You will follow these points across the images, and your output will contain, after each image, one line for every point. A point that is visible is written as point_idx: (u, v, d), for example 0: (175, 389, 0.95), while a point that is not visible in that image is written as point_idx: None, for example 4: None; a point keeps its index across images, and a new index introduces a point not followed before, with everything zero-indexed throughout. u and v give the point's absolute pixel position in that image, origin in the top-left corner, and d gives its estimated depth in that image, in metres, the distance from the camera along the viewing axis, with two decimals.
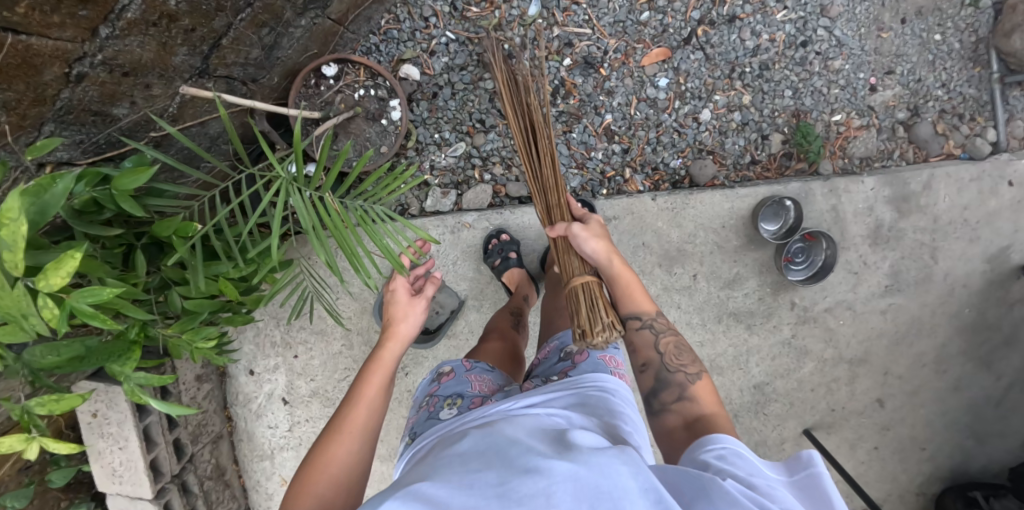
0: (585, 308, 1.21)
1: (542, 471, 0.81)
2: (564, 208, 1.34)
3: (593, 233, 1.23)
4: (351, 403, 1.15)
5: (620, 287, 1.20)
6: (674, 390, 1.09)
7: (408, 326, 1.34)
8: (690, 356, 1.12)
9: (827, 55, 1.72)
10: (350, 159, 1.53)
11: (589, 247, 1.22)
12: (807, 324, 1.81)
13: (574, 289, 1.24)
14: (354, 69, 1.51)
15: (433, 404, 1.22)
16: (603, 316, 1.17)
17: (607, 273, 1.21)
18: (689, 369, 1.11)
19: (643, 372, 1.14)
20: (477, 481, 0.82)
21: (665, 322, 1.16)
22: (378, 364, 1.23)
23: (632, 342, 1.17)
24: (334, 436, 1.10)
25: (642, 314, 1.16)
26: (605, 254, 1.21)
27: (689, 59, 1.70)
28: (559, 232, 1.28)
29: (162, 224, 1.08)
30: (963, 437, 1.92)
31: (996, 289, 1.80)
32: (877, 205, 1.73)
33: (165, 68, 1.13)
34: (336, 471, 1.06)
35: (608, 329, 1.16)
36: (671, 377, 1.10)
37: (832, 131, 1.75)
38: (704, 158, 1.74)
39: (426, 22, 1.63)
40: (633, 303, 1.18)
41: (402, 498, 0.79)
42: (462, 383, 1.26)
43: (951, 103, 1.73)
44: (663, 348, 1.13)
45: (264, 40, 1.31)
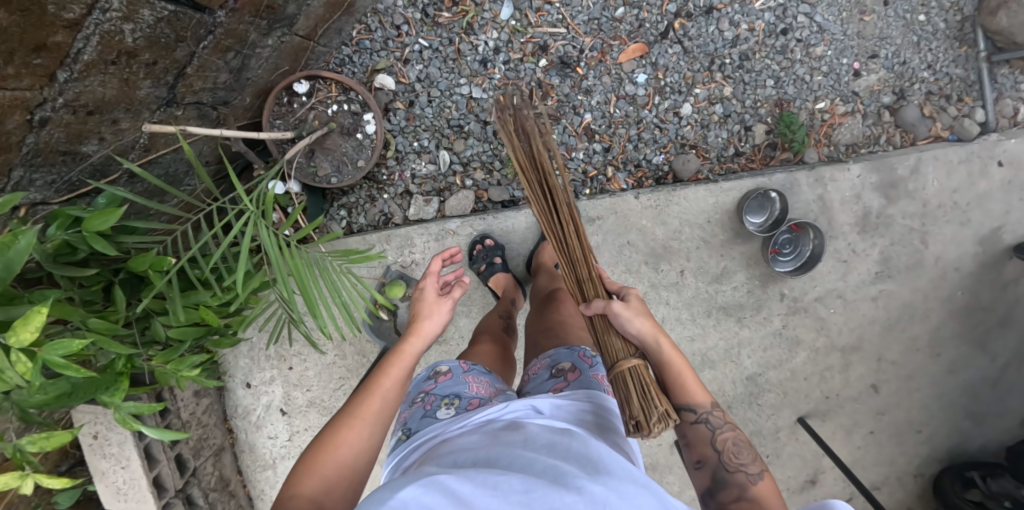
0: (637, 397, 1.07)
1: (570, 489, 0.86)
2: (597, 282, 1.20)
3: (637, 312, 1.12)
4: (369, 390, 1.10)
5: (672, 376, 1.09)
6: (732, 490, 1.04)
7: (434, 324, 1.24)
8: (749, 453, 1.07)
9: (808, 42, 1.69)
10: (328, 176, 1.53)
11: (634, 327, 1.11)
12: (798, 314, 1.79)
13: (620, 375, 1.11)
14: (325, 85, 1.51)
15: (429, 402, 1.19)
16: (659, 404, 1.05)
17: (655, 358, 1.10)
18: (751, 468, 1.06)
19: (698, 467, 1.08)
20: (503, 483, 0.86)
21: (721, 416, 1.09)
22: (401, 355, 1.17)
23: (686, 435, 1.09)
24: (344, 428, 1.05)
25: (697, 408, 1.08)
26: (651, 334, 1.10)
27: (667, 53, 1.68)
28: (597, 310, 1.16)
29: (137, 259, 1.09)
30: (959, 419, 1.87)
31: (989, 271, 1.77)
32: (865, 193, 1.71)
33: (131, 102, 1.13)
34: (346, 456, 1.03)
35: (665, 420, 1.04)
36: (728, 477, 1.06)
37: (817, 119, 1.72)
38: (687, 153, 1.72)
39: (398, 31, 1.62)
40: (688, 396, 1.08)
41: (430, 488, 0.85)
42: (459, 384, 1.22)
43: (938, 85, 1.72)
44: (721, 445, 1.08)
45: (231, 63, 1.30)
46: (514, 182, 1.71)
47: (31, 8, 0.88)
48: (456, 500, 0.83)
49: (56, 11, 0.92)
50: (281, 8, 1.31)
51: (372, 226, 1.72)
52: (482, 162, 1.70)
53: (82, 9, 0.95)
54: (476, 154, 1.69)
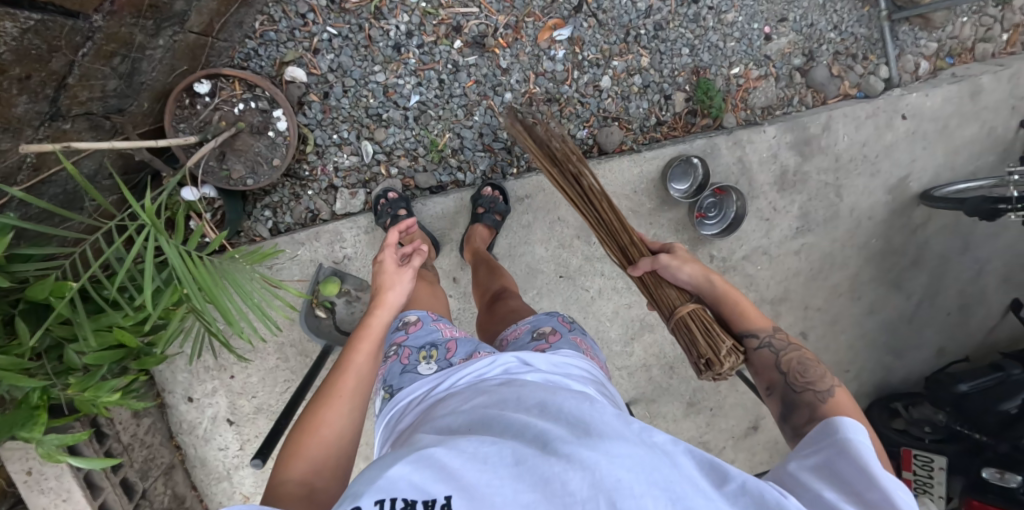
0: (702, 335, 1.15)
1: (561, 457, 0.79)
2: (640, 245, 1.27)
3: (683, 260, 1.18)
4: (344, 368, 1.05)
5: (732, 306, 1.14)
6: (803, 410, 1.00)
7: (398, 294, 1.17)
8: (818, 370, 1.04)
9: (720, 9, 1.72)
10: (244, 178, 1.47)
11: (686, 273, 1.18)
12: (727, 273, 1.83)
13: (681, 320, 1.18)
14: (228, 83, 1.43)
15: (405, 355, 1.15)
16: (724, 340, 1.12)
17: (712, 296, 1.16)
18: (820, 386, 1.01)
19: (768, 395, 1.07)
20: (493, 455, 0.81)
21: (785, 339, 1.09)
22: (368, 329, 1.11)
23: (754, 367, 1.10)
24: (321, 408, 1.01)
25: (759, 333, 1.10)
26: (703, 275, 1.17)
27: (583, 26, 1.66)
28: (644, 268, 1.23)
29: (35, 287, 1.02)
30: (881, 354, 1.95)
31: (899, 217, 1.86)
32: (781, 152, 1.76)
33: (7, 121, 1.06)
34: (328, 436, 0.99)
35: (733, 354, 1.11)
36: (798, 398, 1.02)
37: (732, 84, 1.76)
38: (609, 126, 1.72)
39: (304, 19, 1.55)
40: (745, 323, 1.12)
41: (417, 463, 0.79)
42: (431, 332, 1.20)
43: (844, 45, 1.79)
44: (785, 367, 1.06)
45: (119, 69, 1.23)
46: (439, 166, 1.68)
47: None
48: (444, 475, 0.78)
49: None
50: (167, 5, 1.24)
51: (300, 224, 1.68)
52: (405, 150, 1.66)
53: None
54: (398, 142, 1.65)
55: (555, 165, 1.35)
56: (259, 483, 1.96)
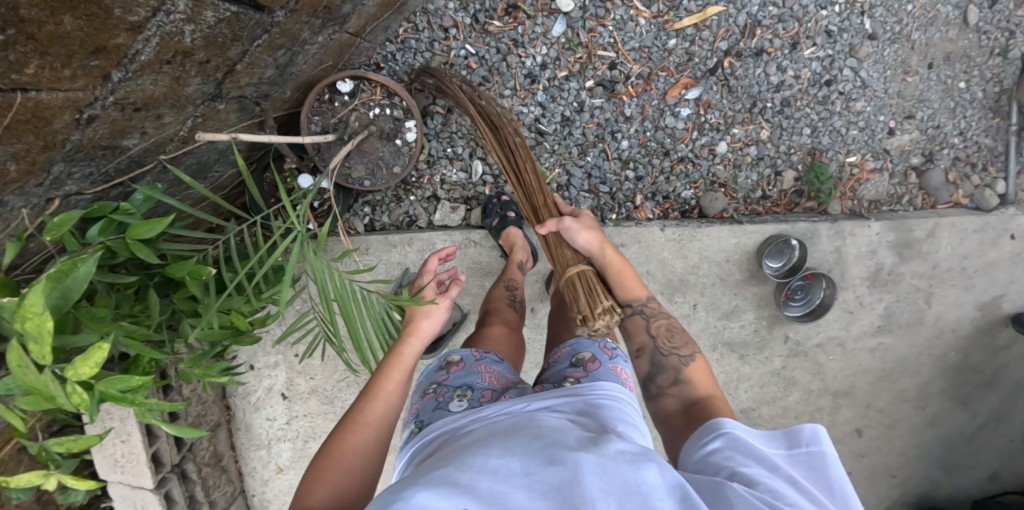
0: (584, 295, 1.27)
1: (570, 465, 0.82)
2: (552, 208, 1.40)
3: (583, 226, 1.33)
4: (371, 396, 1.09)
5: (613, 276, 1.31)
6: (712, 432, 1.12)
7: (432, 322, 1.23)
8: (681, 338, 1.23)
9: (850, 96, 1.70)
10: (361, 179, 1.49)
11: (581, 238, 1.32)
12: (797, 357, 1.84)
13: (570, 279, 1.31)
14: (370, 87, 1.47)
15: (441, 393, 1.18)
16: (602, 299, 1.24)
17: (600, 262, 1.32)
18: (683, 351, 1.21)
19: (637, 357, 1.24)
20: (504, 468, 0.83)
21: (656, 307, 1.28)
22: (400, 358, 1.16)
23: (627, 327, 1.27)
24: (347, 434, 1.05)
25: (635, 299, 1.28)
26: (597, 243, 1.32)
27: (712, 89, 1.66)
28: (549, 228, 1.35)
29: (174, 265, 1.06)
30: (933, 467, 1.92)
31: (983, 336, 1.83)
32: (880, 250, 1.76)
33: (177, 98, 1.10)
34: (351, 461, 1.02)
35: (608, 312, 1.23)
36: (663, 361, 1.20)
37: (845, 172, 1.75)
38: (715, 191, 1.72)
39: (445, 34, 1.58)
40: (626, 291, 1.29)
41: (431, 482, 0.80)
42: (471, 374, 1.22)
43: (966, 152, 1.76)
44: (655, 331, 1.24)
45: (279, 60, 1.27)
46: None
47: (97, 11, 0.84)
48: (456, 486, 0.79)
49: (122, 14, 0.87)
50: (337, 8, 1.27)
51: (395, 226, 1.70)
52: None
53: (147, 12, 0.90)
54: None
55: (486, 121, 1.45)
56: (295, 459, 1.96)
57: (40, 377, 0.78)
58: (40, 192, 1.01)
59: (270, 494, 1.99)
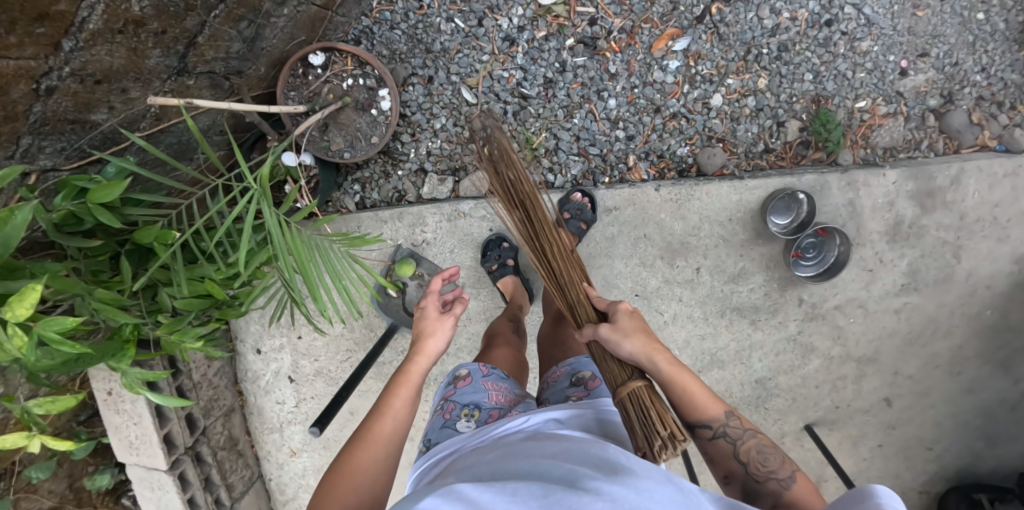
0: (638, 422, 1.02)
1: (589, 490, 0.80)
2: (586, 305, 1.17)
3: (624, 333, 1.06)
4: (378, 414, 1.06)
5: (682, 395, 1.03)
6: (767, 499, 0.97)
7: (438, 342, 1.17)
8: (777, 458, 0.99)
9: (854, 35, 1.60)
10: (341, 151, 1.51)
11: (626, 349, 1.05)
12: (815, 320, 1.73)
13: (621, 401, 1.05)
14: (341, 58, 1.46)
15: (449, 410, 1.16)
16: (660, 431, 0.99)
17: (656, 377, 1.04)
18: (781, 473, 0.98)
19: (726, 482, 1.02)
20: (523, 489, 0.80)
21: (742, 423, 1.02)
22: (407, 376, 1.12)
23: (707, 452, 1.03)
24: (354, 454, 1.02)
25: (714, 422, 1.01)
26: (645, 354, 1.04)
27: (701, 39, 1.58)
28: (586, 336, 1.12)
29: (142, 231, 1.07)
30: (973, 439, 1.78)
31: (1021, 291, 1.70)
32: (899, 200, 1.64)
33: (140, 71, 1.12)
34: (361, 481, 1.00)
35: (669, 446, 0.99)
36: (759, 487, 0.98)
37: (855, 118, 1.64)
38: (713, 146, 1.63)
39: (419, 3, 1.57)
40: (699, 411, 1.02)
41: (446, 497, 0.79)
42: (478, 392, 1.19)
43: (990, 90, 1.64)
44: (744, 456, 1.00)
45: (244, 33, 1.28)
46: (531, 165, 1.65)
47: None
48: None
49: None
50: None
51: (385, 203, 1.70)
52: None
53: None
54: None
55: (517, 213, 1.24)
56: (307, 442, 1.97)
57: None
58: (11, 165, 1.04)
59: (286, 478, 2.00)
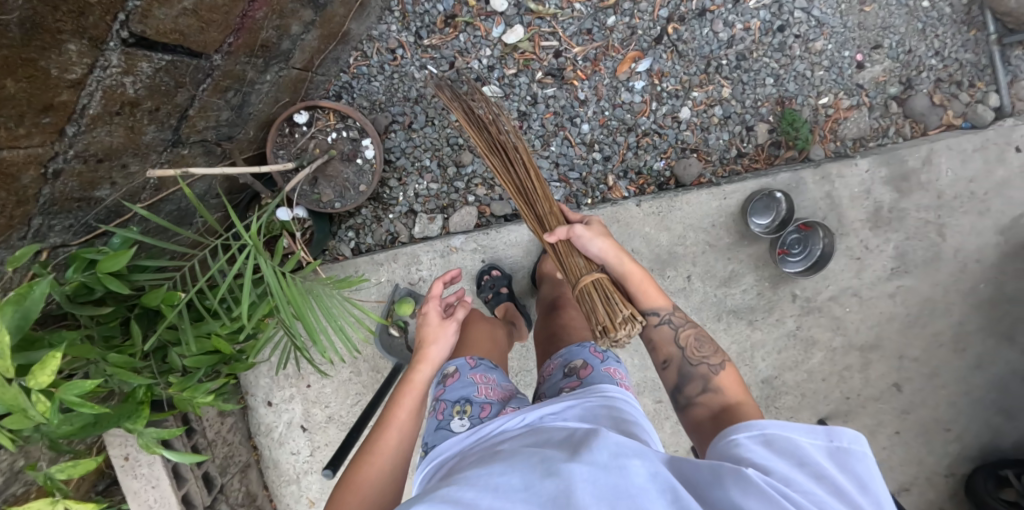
0: (602, 304, 1.14)
1: (563, 472, 0.80)
2: (557, 215, 1.27)
3: (597, 233, 1.17)
4: (383, 427, 1.10)
5: (634, 285, 1.14)
6: (698, 382, 1.07)
7: (440, 349, 1.24)
8: (711, 347, 1.10)
9: (808, 37, 1.67)
10: (332, 201, 1.58)
11: (595, 245, 1.17)
12: (811, 314, 1.75)
13: (583, 290, 1.17)
14: (324, 115, 1.56)
15: (441, 410, 1.15)
16: (622, 309, 1.11)
17: (617, 272, 1.15)
18: (713, 360, 1.08)
19: (665, 367, 1.12)
20: (503, 484, 0.81)
21: (683, 316, 1.13)
22: (410, 385, 1.17)
23: (650, 338, 1.13)
24: (362, 469, 1.06)
25: (657, 309, 1.13)
26: (611, 252, 1.15)
27: (662, 58, 1.66)
28: (558, 235, 1.21)
29: (149, 294, 1.14)
30: (990, 414, 1.76)
31: (1013, 261, 1.72)
32: (875, 187, 1.69)
33: (137, 147, 1.21)
34: (367, 493, 1.04)
35: (630, 322, 1.10)
36: (693, 370, 1.08)
37: (820, 115, 1.70)
38: (688, 157, 1.70)
39: (393, 55, 1.67)
40: (646, 299, 1.13)
41: (432, 502, 0.80)
42: (467, 386, 1.18)
43: (947, 71, 1.71)
44: (683, 341, 1.11)
45: (232, 101, 1.37)
46: None
47: (36, 73, 0.93)
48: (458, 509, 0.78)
49: (59, 72, 0.96)
50: (276, 44, 1.36)
51: (380, 246, 1.76)
52: (483, 178, 1.72)
53: (83, 69, 1.00)
54: (477, 171, 1.72)
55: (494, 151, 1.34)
56: (326, 490, 1.98)
57: (9, 388, 0.84)
58: (25, 245, 1.11)
59: None
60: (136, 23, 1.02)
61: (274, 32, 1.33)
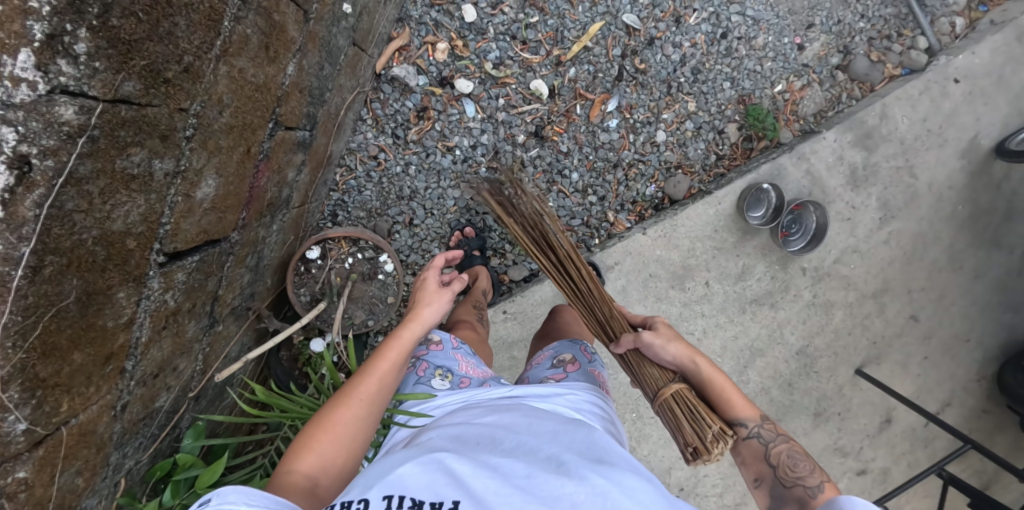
0: (688, 421, 1.13)
1: (572, 476, 0.81)
2: (621, 319, 1.28)
3: (668, 337, 1.16)
4: (365, 373, 1.02)
5: (717, 395, 1.13)
6: (793, 505, 1.05)
7: (434, 310, 1.14)
8: (808, 465, 1.07)
9: (749, 36, 1.77)
10: (365, 320, 1.61)
11: (670, 352, 1.15)
12: (823, 280, 1.87)
13: (666, 402, 1.16)
14: (336, 243, 1.60)
15: (421, 369, 1.24)
16: (710, 425, 1.09)
17: (697, 379, 1.14)
18: (810, 481, 1.05)
19: (756, 486, 1.10)
20: (505, 468, 0.83)
21: (774, 429, 1.11)
22: (398, 340, 1.08)
23: (741, 453, 1.13)
24: (338, 407, 0.98)
25: (747, 423, 1.11)
26: (688, 357, 1.14)
27: (627, 92, 1.74)
28: (627, 346, 1.20)
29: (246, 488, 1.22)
30: (996, 317, 1.94)
31: (979, 177, 1.88)
32: (846, 152, 1.81)
33: (183, 346, 1.19)
34: (341, 436, 0.96)
35: (721, 439, 1.08)
36: (786, 492, 1.06)
37: (779, 101, 1.81)
38: (675, 175, 1.79)
39: (376, 160, 1.70)
40: (736, 410, 1.12)
41: (427, 466, 0.84)
42: (450, 359, 1.26)
43: (876, 29, 1.84)
44: (776, 459, 1.09)
45: (250, 264, 1.37)
46: (527, 256, 1.77)
47: (95, 335, 0.90)
48: (455, 481, 0.81)
49: (114, 321, 0.93)
50: (278, 197, 1.37)
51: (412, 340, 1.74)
52: (493, 249, 1.76)
53: (132, 307, 0.96)
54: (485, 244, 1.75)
55: (538, 245, 1.38)
56: None
57: None
58: (107, 483, 1.09)
59: None
60: (170, 242, 0.98)
61: (276, 188, 1.33)
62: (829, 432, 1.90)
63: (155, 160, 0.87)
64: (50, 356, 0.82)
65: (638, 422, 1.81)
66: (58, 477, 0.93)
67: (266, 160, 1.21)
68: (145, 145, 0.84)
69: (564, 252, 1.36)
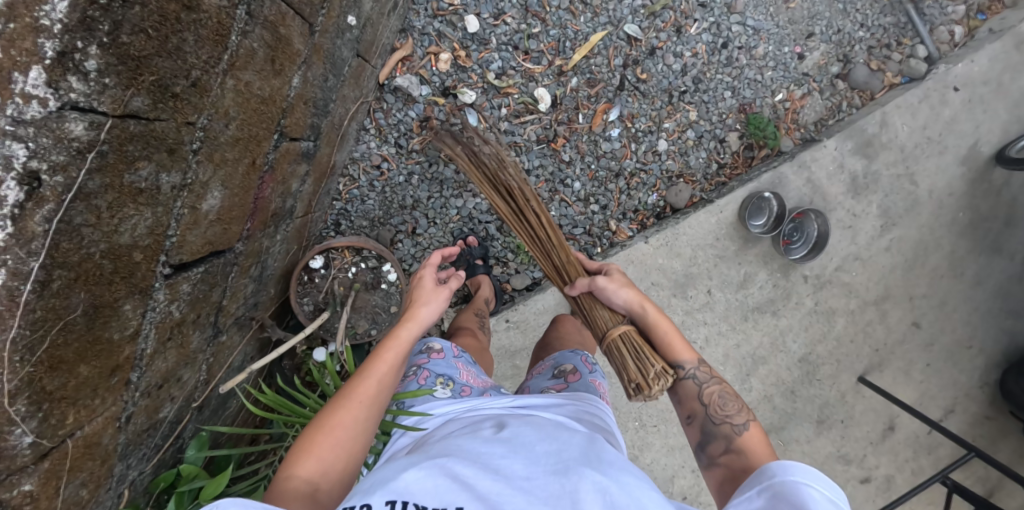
0: (633, 361, 1.13)
1: (574, 474, 0.82)
2: (576, 265, 1.31)
3: (620, 282, 1.17)
4: (362, 376, 1.01)
5: (659, 336, 1.13)
6: (720, 443, 1.05)
7: (431, 310, 1.13)
8: (736, 404, 1.07)
9: (749, 45, 1.78)
10: (368, 330, 1.62)
11: (622, 296, 1.16)
12: (825, 288, 1.87)
13: (612, 344, 1.17)
14: (339, 253, 1.61)
15: (422, 376, 1.24)
16: (654, 363, 1.10)
17: (642, 322, 1.15)
18: (737, 419, 1.06)
19: (688, 424, 1.10)
20: (507, 469, 0.83)
21: (709, 371, 1.11)
22: (396, 341, 1.07)
23: (677, 393, 1.12)
24: (336, 411, 0.97)
25: (681, 366, 1.10)
26: (637, 302, 1.15)
27: (629, 102, 1.75)
28: (582, 287, 1.24)
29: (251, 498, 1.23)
30: (998, 324, 1.94)
31: (979, 184, 1.88)
32: (846, 160, 1.82)
33: (187, 356, 1.20)
34: (340, 440, 0.96)
35: (662, 377, 1.09)
36: (716, 430, 1.06)
37: (780, 110, 1.82)
38: (676, 183, 1.80)
39: (379, 170, 1.70)
40: (675, 354, 1.11)
41: (431, 470, 0.83)
42: (451, 367, 1.27)
43: (876, 38, 1.85)
44: (708, 399, 1.09)
45: (254, 274, 1.37)
46: (530, 265, 1.78)
47: (102, 347, 0.90)
48: (459, 483, 0.81)
49: (121, 333, 0.93)
50: (282, 207, 1.37)
51: None
52: (496, 258, 1.76)
53: (138, 318, 0.96)
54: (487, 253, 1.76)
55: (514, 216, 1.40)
56: None
57: None
58: (111, 494, 1.09)
59: None
60: (176, 253, 0.99)
61: (280, 199, 1.33)
62: (832, 440, 1.90)
63: (163, 173, 0.88)
64: (57, 369, 0.82)
65: (640, 430, 1.81)
66: (64, 489, 0.93)
67: (271, 171, 1.22)
68: (152, 159, 0.85)
69: (526, 197, 1.38)
